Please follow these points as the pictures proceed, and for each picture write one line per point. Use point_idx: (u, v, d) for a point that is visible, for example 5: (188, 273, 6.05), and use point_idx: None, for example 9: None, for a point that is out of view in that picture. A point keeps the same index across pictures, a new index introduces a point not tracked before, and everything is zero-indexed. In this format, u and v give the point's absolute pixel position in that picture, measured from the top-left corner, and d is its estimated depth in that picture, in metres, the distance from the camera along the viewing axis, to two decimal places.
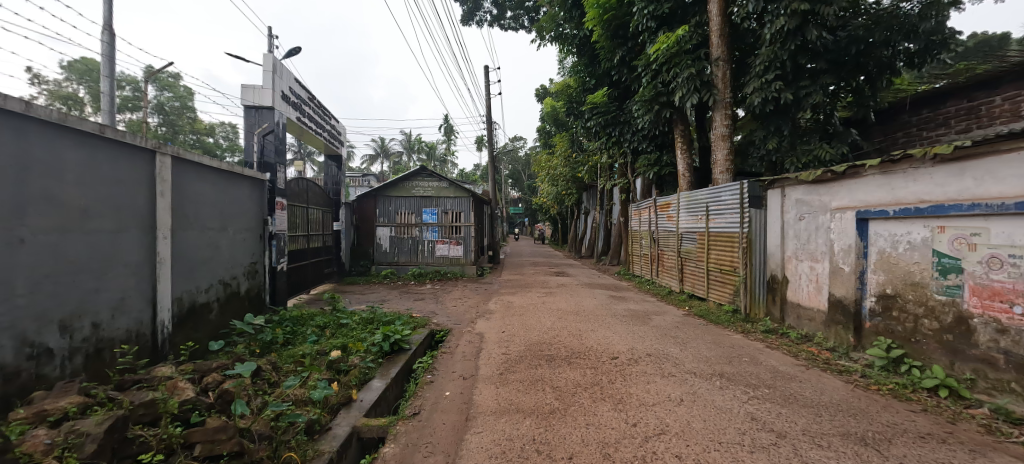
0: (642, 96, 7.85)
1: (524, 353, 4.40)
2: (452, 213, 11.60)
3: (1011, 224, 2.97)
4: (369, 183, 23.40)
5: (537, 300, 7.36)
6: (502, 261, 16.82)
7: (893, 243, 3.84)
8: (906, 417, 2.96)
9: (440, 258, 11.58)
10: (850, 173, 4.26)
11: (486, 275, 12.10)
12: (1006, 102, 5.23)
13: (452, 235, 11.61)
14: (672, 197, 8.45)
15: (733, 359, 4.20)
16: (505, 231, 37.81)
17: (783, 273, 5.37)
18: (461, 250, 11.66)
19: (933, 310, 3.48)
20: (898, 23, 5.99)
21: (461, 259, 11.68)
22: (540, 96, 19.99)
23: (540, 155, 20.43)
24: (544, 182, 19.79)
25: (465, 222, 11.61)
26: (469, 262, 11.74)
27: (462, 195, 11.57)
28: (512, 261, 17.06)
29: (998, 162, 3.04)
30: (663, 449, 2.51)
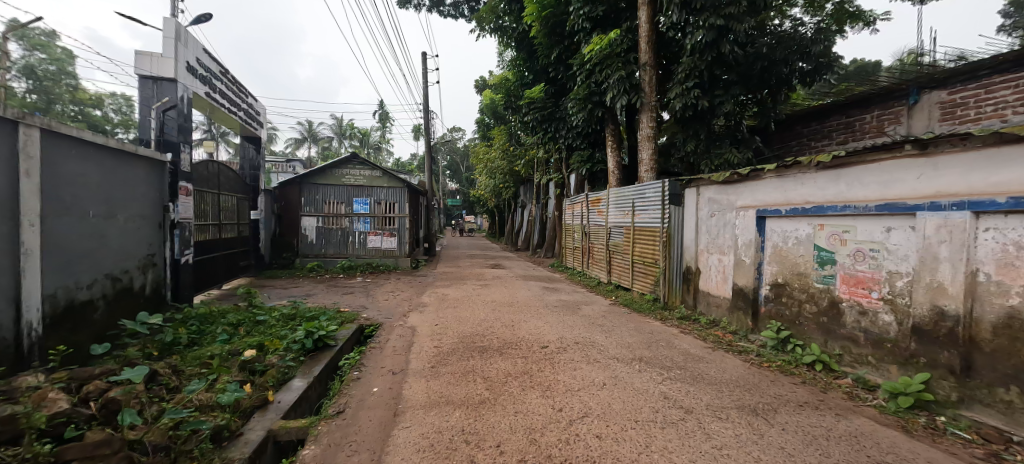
0: (577, 95, 8.13)
1: (457, 345, 4.39)
2: (385, 204, 11.13)
3: (872, 223, 3.53)
4: (295, 170, 21.59)
5: (471, 293, 7.34)
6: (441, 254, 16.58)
7: (785, 238, 4.39)
8: (789, 389, 3.41)
9: (374, 251, 11.11)
10: (753, 175, 4.77)
11: (422, 268, 11.84)
12: (874, 120, 6.04)
13: (385, 227, 11.15)
14: (602, 192, 8.86)
15: (651, 344, 4.54)
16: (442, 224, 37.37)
17: (696, 264, 5.88)
18: (394, 242, 11.24)
19: (813, 295, 4.04)
20: (796, 44, 6.84)
21: (396, 252, 11.27)
22: (480, 88, 19.81)
23: (478, 146, 20.39)
24: (481, 175, 19.71)
25: (399, 213, 11.20)
26: (403, 254, 11.36)
27: (396, 185, 11.14)
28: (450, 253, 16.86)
29: (866, 170, 3.57)
30: (585, 430, 2.66)
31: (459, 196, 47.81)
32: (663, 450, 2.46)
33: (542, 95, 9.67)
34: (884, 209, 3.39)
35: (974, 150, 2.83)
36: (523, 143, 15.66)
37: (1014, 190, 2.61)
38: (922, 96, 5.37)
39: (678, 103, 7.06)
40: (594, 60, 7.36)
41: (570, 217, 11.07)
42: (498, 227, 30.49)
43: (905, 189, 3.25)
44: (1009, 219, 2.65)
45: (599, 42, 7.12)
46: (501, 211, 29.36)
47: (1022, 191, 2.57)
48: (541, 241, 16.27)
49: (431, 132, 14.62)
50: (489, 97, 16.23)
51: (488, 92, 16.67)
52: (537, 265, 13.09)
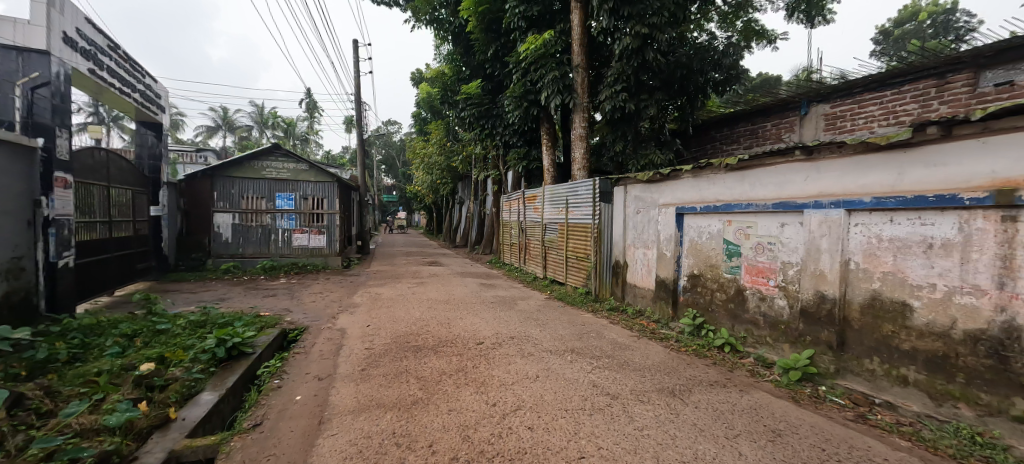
0: (513, 92, 8.21)
1: (389, 346, 4.25)
2: (312, 199, 10.44)
3: (769, 219, 3.98)
4: (206, 161, 19.41)
5: (406, 291, 7.15)
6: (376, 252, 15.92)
7: (699, 233, 4.80)
8: (703, 370, 3.75)
9: (300, 249, 10.38)
10: (673, 175, 5.15)
11: (354, 267, 11.29)
12: (775, 128, 6.70)
13: (312, 224, 10.47)
14: (538, 190, 9.05)
15: (582, 336, 4.75)
16: (378, 220, 35.92)
17: (624, 258, 6.24)
18: (324, 240, 10.60)
19: (723, 284, 4.47)
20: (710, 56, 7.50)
21: (325, 250, 10.63)
22: (416, 81, 19.24)
23: (415, 141, 19.87)
24: (418, 170, 19.22)
25: (328, 209, 10.58)
26: (333, 253, 10.75)
27: (324, 179, 10.49)
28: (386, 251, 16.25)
29: (765, 172, 4.01)
30: (518, 423, 2.71)
31: (396, 192, 46.22)
32: (589, 435, 2.58)
33: (479, 91, 9.63)
34: (779, 206, 3.84)
35: (847, 156, 3.31)
36: (462, 139, 15.54)
37: (877, 191, 3.10)
38: (811, 108, 6.11)
39: (609, 105, 7.42)
40: (529, 59, 7.48)
41: (508, 213, 11.19)
42: (436, 224, 29.92)
43: (795, 189, 3.72)
44: (873, 215, 3.13)
45: (534, 42, 7.26)
46: (439, 207, 28.89)
47: (882, 192, 3.06)
48: (479, 238, 16.27)
49: (364, 124, 13.92)
50: (426, 90, 15.85)
51: (425, 85, 16.28)
52: (475, 262, 13.06)
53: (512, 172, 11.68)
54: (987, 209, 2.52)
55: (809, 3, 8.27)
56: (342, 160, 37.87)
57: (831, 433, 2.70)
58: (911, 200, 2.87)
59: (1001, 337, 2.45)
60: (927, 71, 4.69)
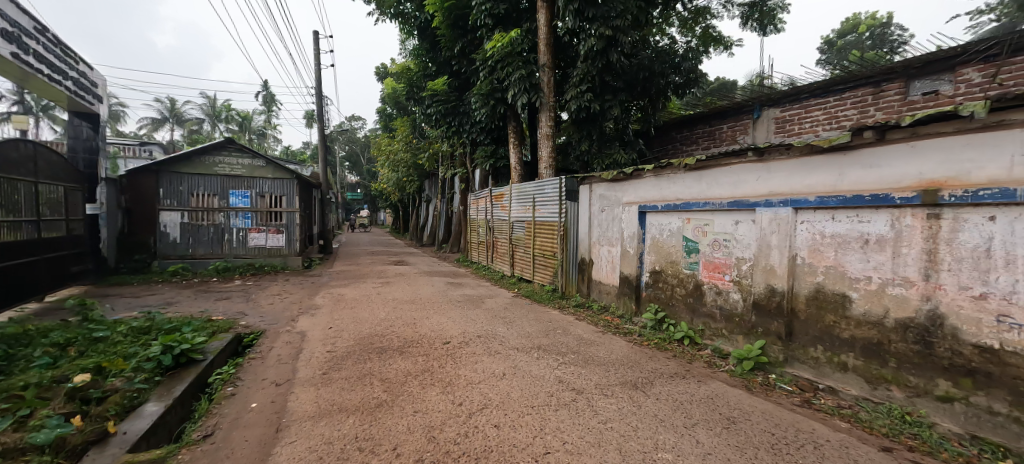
0: (480, 90, 8.16)
1: (352, 348, 4.13)
2: (269, 197, 10.00)
3: (725, 217, 4.17)
4: (150, 155, 18.07)
5: (371, 292, 6.98)
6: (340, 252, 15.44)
7: (661, 231, 4.97)
8: (664, 363, 3.90)
9: (256, 250, 9.91)
10: (636, 175, 5.30)
11: (316, 267, 10.90)
12: (731, 129, 6.86)
13: (270, 222, 10.02)
14: (505, 188, 9.07)
15: (549, 332, 4.81)
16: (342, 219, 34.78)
17: (590, 255, 6.36)
18: (282, 239, 10.17)
19: (682, 280, 4.66)
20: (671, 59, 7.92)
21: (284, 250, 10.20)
22: (381, 76, 18.77)
23: (380, 137, 19.42)
24: (383, 167, 18.77)
25: (287, 207, 10.17)
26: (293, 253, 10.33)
27: (283, 176, 10.06)
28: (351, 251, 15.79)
29: (720, 172, 4.20)
30: (484, 421, 2.72)
31: (361, 189, 45.04)
32: (555, 430, 2.62)
33: (445, 88, 9.49)
34: (733, 205, 4.03)
35: (794, 158, 3.52)
36: (428, 136, 15.33)
37: (821, 191, 3.32)
38: (763, 112, 6.36)
39: (574, 104, 7.52)
40: (496, 57, 7.47)
41: (475, 212, 11.14)
42: (402, 222, 29.32)
43: (748, 188, 3.92)
44: (817, 214, 3.36)
45: (500, 40, 7.26)
46: (406, 205, 28.35)
47: (825, 192, 3.28)
48: (447, 236, 16.12)
49: (326, 119, 13.44)
50: (391, 86, 15.49)
51: (389, 81, 15.91)
52: (442, 260, 12.92)
53: (480, 170, 11.63)
54: (914, 208, 2.76)
55: (762, 12, 8.72)
56: (303, 156, 36.39)
57: (779, 418, 2.87)
58: (850, 199, 3.09)
59: (927, 324, 2.70)
60: (864, 80, 5.08)
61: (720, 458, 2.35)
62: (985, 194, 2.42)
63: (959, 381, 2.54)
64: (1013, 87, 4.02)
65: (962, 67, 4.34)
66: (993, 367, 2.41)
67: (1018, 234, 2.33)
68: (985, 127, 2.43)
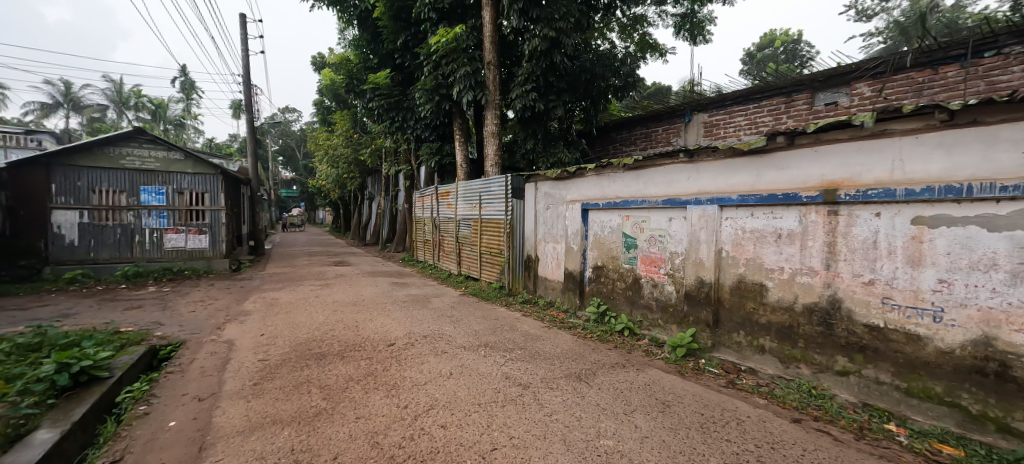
0: (424, 85, 7.95)
1: (287, 355, 3.89)
2: (189, 194, 9.11)
3: (660, 214, 4.43)
4: (34, 145, 15.58)
5: (308, 295, 6.60)
6: (274, 253, 14.41)
7: (602, 227, 5.18)
8: (606, 354, 4.08)
9: (174, 252, 8.99)
10: (578, 174, 5.48)
11: (247, 270, 10.10)
12: (666, 132, 7.18)
13: (191, 222, 9.13)
14: (451, 186, 8.96)
15: (496, 330, 4.84)
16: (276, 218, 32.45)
17: (535, 252, 6.48)
18: (206, 240, 9.31)
19: (623, 274, 4.89)
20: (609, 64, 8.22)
21: (208, 252, 9.34)
22: (318, 66, 17.72)
23: (318, 131, 18.38)
24: (321, 163, 17.76)
25: (211, 205, 9.32)
26: (218, 255, 9.49)
27: (205, 171, 9.20)
28: (286, 252, 14.78)
29: (655, 171, 4.46)
30: (430, 423, 2.68)
31: (298, 186, 42.27)
32: (502, 426, 2.65)
33: (388, 81, 9.14)
34: (667, 203, 4.30)
35: (719, 160, 3.83)
36: (371, 131, 14.77)
37: (741, 189, 3.64)
38: (693, 116, 6.70)
39: (519, 103, 7.59)
40: (441, 52, 7.34)
41: (421, 210, 10.93)
42: (343, 221, 27.93)
43: (679, 187, 4.20)
44: (738, 211, 3.67)
45: (444, 35, 7.08)
46: (347, 203, 27.05)
47: (746, 190, 3.60)
48: (391, 235, 15.64)
49: (255, 109, 12.46)
50: (329, 77, 14.71)
51: (327, 72, 15.10)
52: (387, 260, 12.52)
53: (425, 167, 11.39)
54: (818, 205, 3.11)
55: (693, 23, 9.35)
56: (230, 149, 33.40)
57: (708, 399, 3.12)
58: (766, 198, 3.42)
59: (828, 308, 3.06)
60: (778, 90, 5.60)
61: (656, 440, 2.51)
62: (873, 193, 2.79)
63: (854, 356, 2.91)
64: (895, 101, 4.68)
65: (856, 81, 4.95)
66: (879, 342, 2.79)
67: (897, 227, 2.71)
68: (873, 135, 2.81)
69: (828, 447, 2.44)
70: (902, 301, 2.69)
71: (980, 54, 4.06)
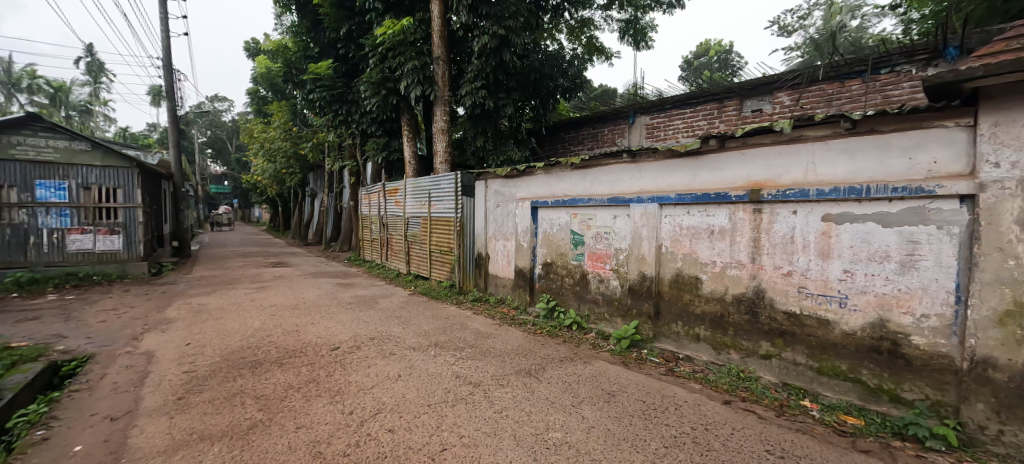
0: (370, 78, 7.68)
1: (218, 365, 3.60)
2: (97, 189, 8.13)
3: (605, 212, 4.59)
4: None
5: (242, 299, 6.15)
6: (204, 254, 13.25)
7: (551, 225, 5.29)
8: (555, 349, 4.18)
9: (79, 255, 7.99)
10: (527, 172, 5.54)
11: (171, 273, 9.21)
12: (611, 133, 7.43)
13: (99, 221, 8.15)
14: (399, 183, 8.73)
15: (446, 329, 4.80)
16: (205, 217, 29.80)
17: (486, 250, 6.48)
18: (119, 241, 8.37)
19: (571, 270, 5.03)
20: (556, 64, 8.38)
21: (122, 255, 8.40)
22: (252, 52, 16.47)
23: (253, 123, 17.11)
24: (257, 157, 16.56)
25: (126, 202, 8.39)
26: (135, 258, 8.56)
27: (117, 164, 8.26)
28: (218, 252, 13.63)
29: (601, 170, 4.61)
30: (377, 427, 2.60)
31: (231, 182, 39.10)
32: (452, 426, 2.63)
33: (330, 72, 8.67)
34: (612, 201, 4.47)
35: (658, 161, 4.04)
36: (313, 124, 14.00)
37: (678, 189, 3.86)
38: (637, 118, 7.00)
39: (469, 100, 7.52)
40: (387, 44, 7.11)
41: (367, 207, 10.55)
42: (282, 219, 26.21)
43: (623, 186, 4.38)
44: (676, 209, 3.90)
45: (391, 26, 6.91)
46: (286, 200, 25.44)
47: (682, 189, 3.83)
48: (336, 234, 14.96)
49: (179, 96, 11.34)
50: (265, 65, 13.73)
51: (262, 59, 14.10)
52: (332, 260, 11.96)
53: (372, 163, 10.97)
54: (744, 204, 3.38)
55: (636, 29, 9.76)
56: (150, 139, 30.14)
57: (650, 388, 3.30)
58: (700, 196, 3.65)
59: (754, 297, 3.33)
60: (711, 97, 5.99)
61: (602, 430, 2.61)
62: (791, 193, 3.07)
63: (775, 341, 3.20)
64: (809, 110, 5.17)
65: (778, 91, 5.41)
66: (796, 327, 3.09)
67: (810, 224, 3.01)
68: (790, 140, 3.09)
69: (753, 425, 2.67)
70: (814, 290, 2.99)
71: (877, 72, 4.63)
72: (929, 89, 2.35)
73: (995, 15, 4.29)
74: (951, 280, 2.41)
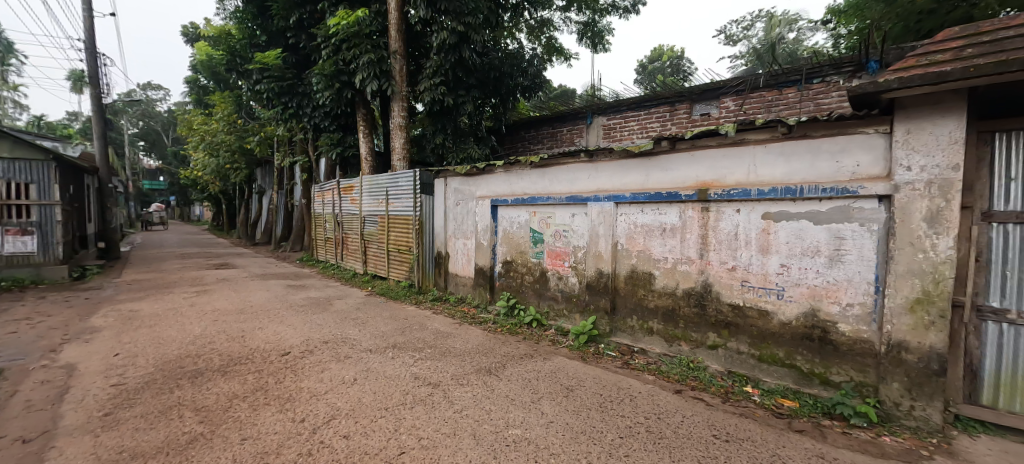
0: (322, 70, 7.31)
1: (151, 377, 3.32)
2: (4, 184, 7.25)
3: (564, 210, 4.67)
4: None
5: (179, 304, 5.71)
6: (137, 256, 12.17)
7: (511, 223, 5.32)
8: (516, 346, 4.21)
9: None
10: (487, 170, 5.52)
11: (96, 277, 8.39)
12: (570, 132, 7.54)
13: (8, 220, 7.27)
14: (355, 180, 8.44)
15: (405, 330, 4.71)
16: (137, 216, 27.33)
17: (446, 249, 6.41)
18: (32, 243, 7.52)
19: (530, 268, 5.08)
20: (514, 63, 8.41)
21: (35, 257, 7.56)
22: (191, 38, 15.33)
23: (192, 114, 15.93)
24: (197, 151, 15.44)
25: (41, 199, 7.56)
26: (51, 261, 7.73)
27: (30, 157, 7.43)
28: (153, 254, 12.57)
29: (559, 169, 4.69)
30: (331, 434, 2.51)
31: (169, 178, 36.14)
32: (410, 429, 2.59)
33: (279, 62, 8.22)
34: (570, 199, 4.55)
35: (613, 161, 4.16)
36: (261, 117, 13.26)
37: (633, 188, 4.00)
38: (594, 119, 7.16)
39: (428, 96, 7.43)
40: (341, 35, 6.91)
41: (320, 205, 10.13)
42: (227, 219, 24.56)
43: (581, 185, 4.48)
44: (630, 207, 4.03)
45: (345, 17, 6.76)
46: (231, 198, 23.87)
47: (636, 189, 3.97)
48: (288, 233, 14.25)
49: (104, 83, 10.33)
50: (206, 52, 12.85)
51: (203, 46, 13.19)
52: (283, 261, 11.38)
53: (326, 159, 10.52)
54: (693, 202, 3.56)
55: (593, 32, 10.00)
56: (70, 129, 27.23)
57: (607, 381, 3.40)
58: (653, 195, 3.80)
59: (702, 291, 3.52)
60: (663, 100, 6.23)
61: (560, 424, 2.67)
62: (735, 192, 3.26)
63: (721, 332, 3.40)
64: (752, 115, 5.50)
65: (724, 96, 5.70)
66: (739, 318, 3.30)
67: (752, 221, 3.22)
68: (734, 143, 3.29)
69: (701, 412, 2.83)
70: (755, 283, 3.21)
71: (811, 81, 4.99)
72: (854, 98, 2.57)
73: (909, 34, 4.87)
74: (871, 272, 2.67)
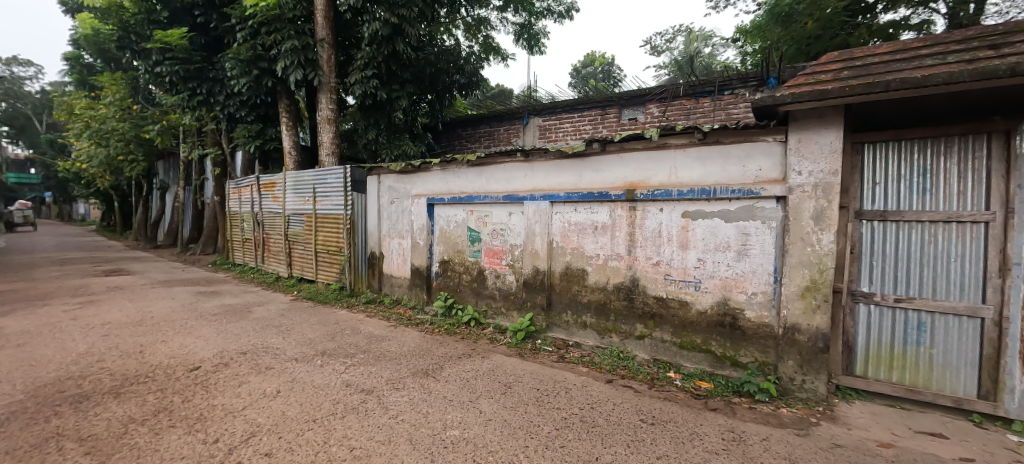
0: (237, 54, 6.68)
1: (18, 406, 2.81)
2: None
3: (501, 209, 4.71)
4: None
5: (58, 318, 4.90)
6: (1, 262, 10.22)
7: (448, 222, 5.26)
8: (453, 347, 4.18)
9: None
10: (423, 167, 5.40)
11: None
12: (507, 131, 7.61)
13: None
14: (277, 176, 7.81)
15: (335, 335, 4.47)
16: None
17: (379, 249, 6.18)
18: None
19: (468, 267, 5.07)
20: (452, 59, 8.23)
21: None
22: (71, 9, 13.20)
23: (73, 97, 13.72)
24: (81, 139, 13.33)
25: None
26: None
27: None
28: (23, 260, 10.64)
29: (496, 168, 4.72)
30: (251, 453, 2.31)
31: (44, 170, 30.77)
32: (341, 439, 2.47)
33: (184, 43, 7.35)
34: (507, 198, 4.60)
35: (548, 161, 4.28)
36: (164, 103, 11.78)
37: (567, 187, 4.14)
38: (531, 119, 7.29)
39: (358, 89, 7.09)
40: (259, 18, 6.39)
41: (237, 203, 9.26)
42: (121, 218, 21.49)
43: (517, 184, 4.55)
44: (564, 206, 4.18)
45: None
46: (125, 194, 20.92)
47: (570, 188, 4.12)
48: (198, 234, 12.84)
49: None
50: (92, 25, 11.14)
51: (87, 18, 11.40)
52: (194, 265, 10.23)
53: (244, 153, 9.61)
54: (622, 202, 3.77)
55: (529, 34, 10.15)
56: None
57: (544, 375, 3.49)
58: (586, 195, 3.97)
59: (631, 285, 3.75)
60: (595, 104, 6.52)
61: (497, 421, 2.70)
62: (658, 192, 3.51)
63: (648, 322, 3.65)
64: (673, 121, 5.95)
65: (649, 103, 6.09)
66: (663, 309, 3.56)
67: (673, 220, 3.49)
68: (657, 147, 3.53)
69: (630, 398, 3.01)
70: (676, 276, 3.48)
71: (723, 92, 5.52)
72: (757, 110, 2.87)
73: (801, 55, 5.56)
74: (770, 264, 3.02)
